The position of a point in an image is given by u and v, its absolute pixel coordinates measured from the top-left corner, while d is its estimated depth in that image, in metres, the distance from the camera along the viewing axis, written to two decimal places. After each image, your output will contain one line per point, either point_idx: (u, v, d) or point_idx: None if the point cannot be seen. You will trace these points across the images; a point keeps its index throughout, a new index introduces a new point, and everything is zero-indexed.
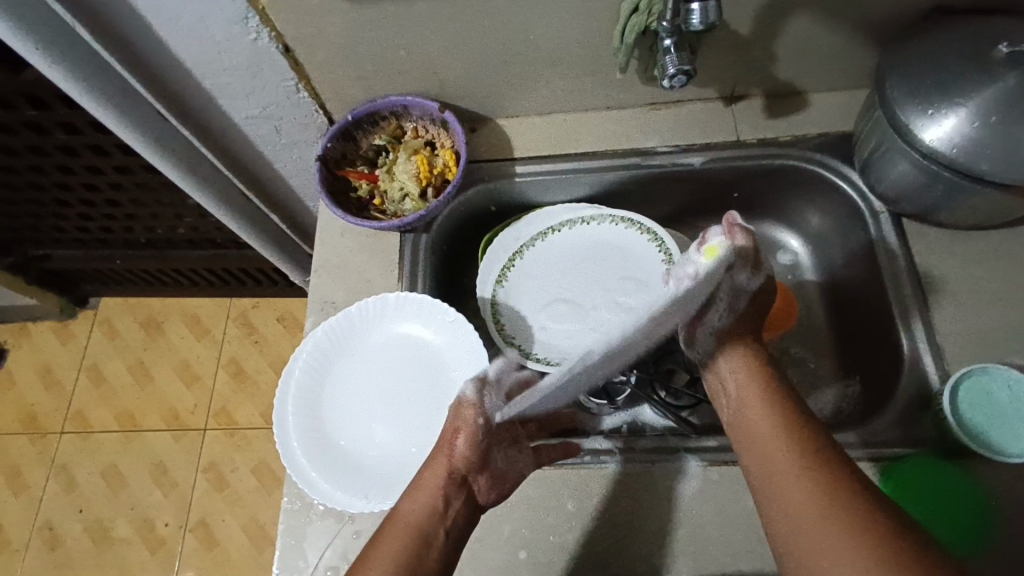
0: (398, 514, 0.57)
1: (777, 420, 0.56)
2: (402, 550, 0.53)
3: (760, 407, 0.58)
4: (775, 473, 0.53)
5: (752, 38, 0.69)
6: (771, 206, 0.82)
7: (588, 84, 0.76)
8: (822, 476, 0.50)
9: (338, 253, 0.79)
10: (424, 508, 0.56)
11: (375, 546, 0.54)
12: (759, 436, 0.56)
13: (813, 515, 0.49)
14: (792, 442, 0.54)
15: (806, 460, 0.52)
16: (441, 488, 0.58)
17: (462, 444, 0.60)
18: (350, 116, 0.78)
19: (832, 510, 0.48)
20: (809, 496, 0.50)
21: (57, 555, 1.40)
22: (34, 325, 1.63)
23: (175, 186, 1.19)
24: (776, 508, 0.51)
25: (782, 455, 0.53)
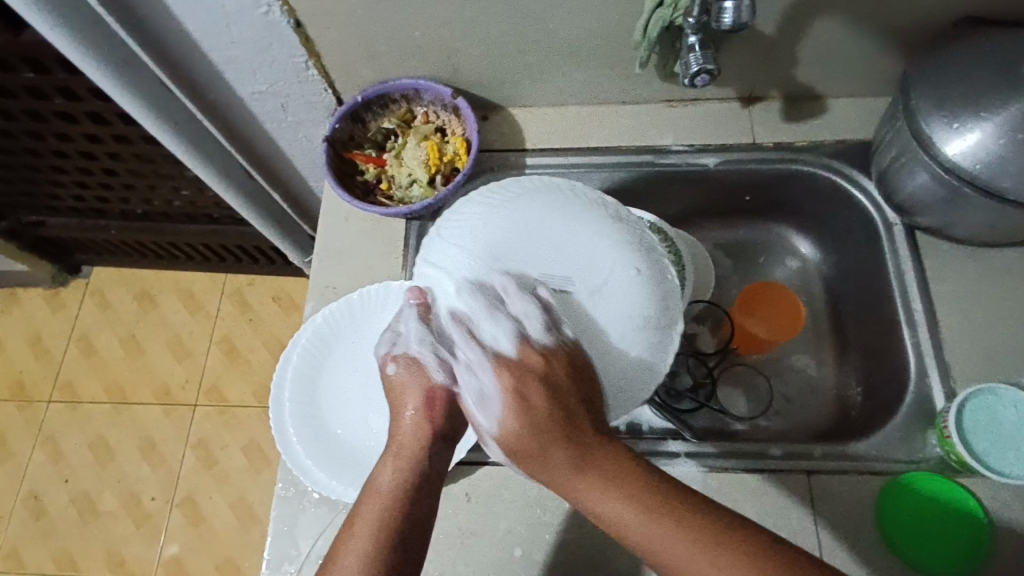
0: (370, 484, 0.52)
1: (615, 487, 0.49)
2: (381, 528, 0.49)
3: (521, 433, 0.50)
4: (622, 530, 0.48)
5: (777, 39, 0.67)
6: (782, 210, 0.81)
7: (605, 77, 0.75)
8: (696, 529, 0.47)
9: (342, 237, 0.77)
10: (404, 476, 0.52)
11: (349, 530, 0.50)
12: (574, 491, 0.49)
13: (672, 561, 0.46)
14: (614, 484, 0.49)
15: (624, 496, 0.48)
16: (413, 455, 0.53)
17: (421, 401, 0.55)
18: (360, 97, 0.76)
19: (689, 538, 0.46)
20: (666, 537, 0.47)
21: (42, 524, 1.39)
22: (25, 292, 1.61)
23: (174, 159, 1.16)
24: (656, 555, 0.47)
25: (618, 505, 0.48)
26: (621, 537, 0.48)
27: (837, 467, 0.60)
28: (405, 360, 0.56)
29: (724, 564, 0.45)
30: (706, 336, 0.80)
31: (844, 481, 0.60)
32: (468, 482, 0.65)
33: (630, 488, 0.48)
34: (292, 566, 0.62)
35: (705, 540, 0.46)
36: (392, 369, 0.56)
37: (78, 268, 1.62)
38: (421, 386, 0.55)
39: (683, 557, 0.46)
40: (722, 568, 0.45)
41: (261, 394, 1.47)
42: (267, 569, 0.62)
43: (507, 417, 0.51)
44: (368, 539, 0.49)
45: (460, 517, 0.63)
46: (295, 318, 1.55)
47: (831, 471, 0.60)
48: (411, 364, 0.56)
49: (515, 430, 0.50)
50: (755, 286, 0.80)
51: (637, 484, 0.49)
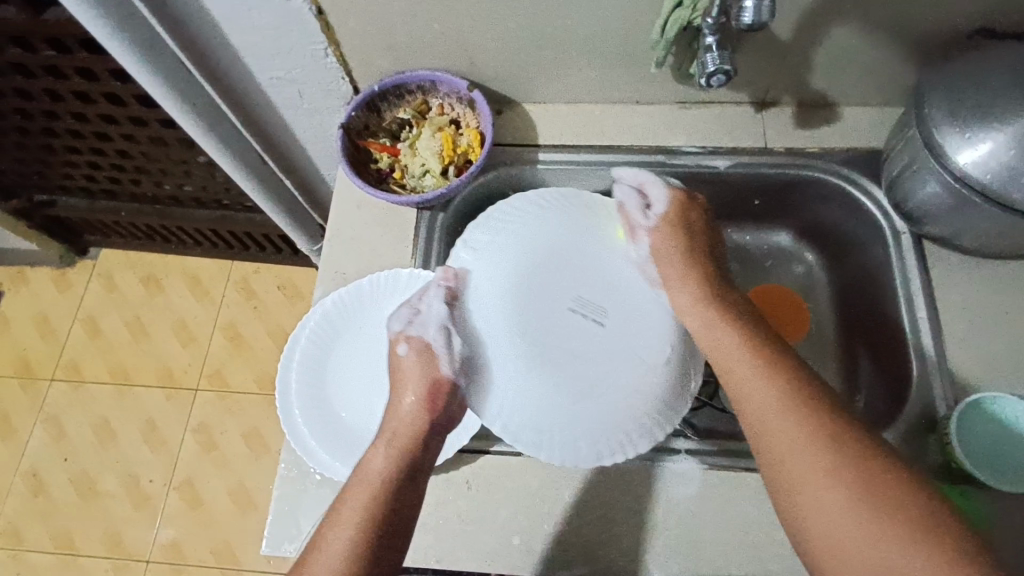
0: (363, 468, 0.54)
1: (783, 394, 0.52)
2: (368, 510, 0.51)
3: (722, 333, 0.57)
4: (765, 424, 0.51)
5: (792, 44, 0.68)
6: (790, 215, 0.81)
7: (619, 76, 0.75)
8: (851, 448, 0.48)
9: (354, 224, 0.78)
10: (392, 459, 0.54)
11: (335, 513, 0.51)
12: (747, 379, 0.54)
13: (799, 467, 0.49)
14: (783, 387, 0.52)
15: (802, 404, 0.51)
16: (411, 442, 0.55)
17: (422, 388, 0.57)
18: (377, 87, 0.76)
19: (814, 444, 0.49)
20: (799, 431, 0.50)
21: (40, 501, 1.40)
22: (33, 271, 1.62)
23: (188, 143, 1.17)
24: (777, 453, 0.50)
25: (765, 396, 0.52)
26: (752, 432, 0.52)
27: None
28: (417, 341, 0.59)
29: (841, 466, 0.47)
30: None
31: None
32: (470, 469, 0.65)
33: (796, 391, 0.52)
34: (293, 545, 0.63)
35: (827, 440, 0.49)
36: (402, 348, 0.59)
37: (86, 250, 1.63)
38: (428, 369, 0.58)
39: (801, 446, 0.49)
40: (832, 467, 0.47)
41: (263, 381, 1.48)
42: (267, 548, 0.63)
43: (714, 328, 0.58)
44: (355, 518, 0.51)
45: (459, 504, 0.64)
46: (299, 307, 1.55)
47: None
48: (422, 346, 0.59)
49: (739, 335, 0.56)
50: (766, 287, 0.82)
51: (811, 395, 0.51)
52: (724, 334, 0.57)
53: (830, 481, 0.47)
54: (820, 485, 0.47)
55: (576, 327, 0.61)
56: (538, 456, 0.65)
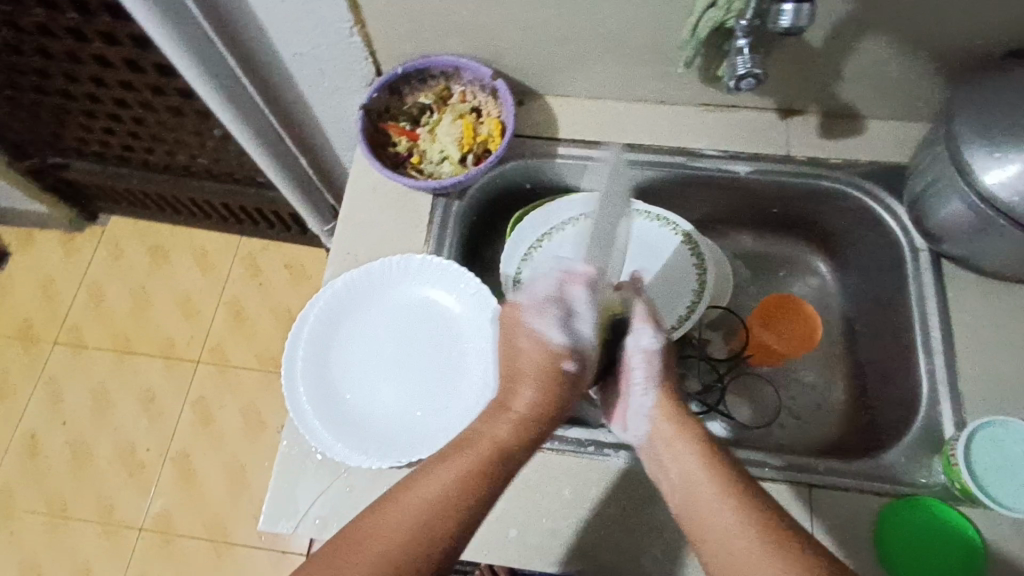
0: (483, 430, 0.56)
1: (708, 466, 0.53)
2: (480, 472, 0.53)
3: (671, 441, 0.56)
4: (712, 535, 0.50)
5: (823, 52, 0.67)
6: (807, 226, 0.81)
7: (645, 74, 0.75)
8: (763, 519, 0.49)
9: (368, 206, 0.77)
10: (513, 430, 0.56)
11: (448, 459, 0.53)
12: (692, 490, 0.53)
13: (724, 536, 0.50)
14: (730, 503, 0.51)
15: (748, 517, 0.49)
16: (537, 422, 0.57)
17: (546, 377, 0.59)
18: (400, 69, 0.76)
19: (740, 516, 0.50)
20: (745, 546, 0.48)
21: (36, 463, 1.40)
22: (41, 233, 1.62)
23: (204, 115, 1.17)
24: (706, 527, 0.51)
25: (713, 512, 0.51)
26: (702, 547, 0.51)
27: (836, 484, 0.61)
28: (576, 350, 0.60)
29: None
30: (718, 343, 0.80)
31: (843, 498, 0.60)
32: None
33: (736, 487, 0.51)
34: (289, 523, 0.63)
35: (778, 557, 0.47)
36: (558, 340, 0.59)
37: (95, 215, 1.63)
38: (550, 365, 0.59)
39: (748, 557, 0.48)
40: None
41: (264, 359, 1.48)
42: (263, 524, 0.63)
43: (668, 442, 0.56)
44: (466, 470, 0.52)
45: None
46: (304, 287, 1.55)
47: (830, 486, 0.61)
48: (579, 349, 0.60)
49: (671, 409, 0.58)
50: (768, 300, 0.78)
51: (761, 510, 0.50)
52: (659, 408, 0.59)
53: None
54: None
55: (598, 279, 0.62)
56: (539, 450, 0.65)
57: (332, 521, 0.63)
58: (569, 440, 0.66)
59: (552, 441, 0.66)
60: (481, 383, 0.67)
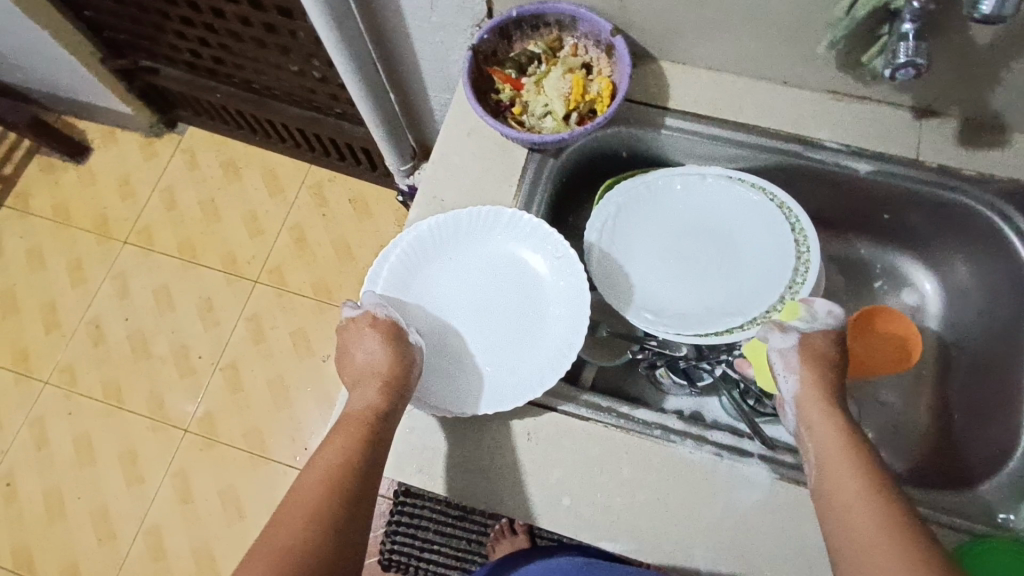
0: (350, 413, 0.58)
1: (856, 476, 0.50)
2: (348, 447, 0.55)
3: (818, 402, 0.56)
4: (836, 493, 0.51)
5: (987, 51, 0.61)
6: (918, 238, 0.75)
7: (777, 50, 0.69)
8: (904, 537, 0.46)
9: (461, 151, 0.75)
10: (381, 391, 0.58)
11: (326, 445, 0.55)
12: (829, 450, 0.53)
13: (862, 542, 0.47)
14: (863, 474, 0.50)
15: (874, 488, 0.49)
16: (390, 391, 0.58)
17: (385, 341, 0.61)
18: (515, 13, 0.72)
19: (881, 528, 0.47)
20: (865, 513, 0.48)
21: (97, 351, 1.47)
22: (123, 132, 1.66)
23: (298, 36, 1.15)
24: (843, 533, 0.49)
25: (845, 474, 0.51)
26: (824, 500, 0.51)
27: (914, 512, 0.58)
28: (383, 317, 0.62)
29: (904, 553, 0.45)
30: None
31: None
32: (534, 421, 0.64)
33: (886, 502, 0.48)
34: None
35: (890, 529, 0.47)
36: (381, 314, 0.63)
37: (175, 123, 1.65)
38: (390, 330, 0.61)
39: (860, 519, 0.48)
40: (887, 551, 0.46)
41: (319, 287, 1.50)
42: None
43: (812, 405, 0.56)
44: (342, 456, 0.54)
45: (517, 452, 0.63)
46: (367, 225, 1.56)
47: None
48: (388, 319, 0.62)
49: (831, 417, 0.55)
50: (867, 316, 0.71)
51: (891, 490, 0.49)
52: (816, 415, 0.55)
53: (890, 558, 0.45)
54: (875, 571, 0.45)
55: (703, 248, 0.75)
56: (604, 425, 0.64)
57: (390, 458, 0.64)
58: (635, 420, 0.64)
59: (619, 419, 0.64)
60: (554, 347, 0.66)
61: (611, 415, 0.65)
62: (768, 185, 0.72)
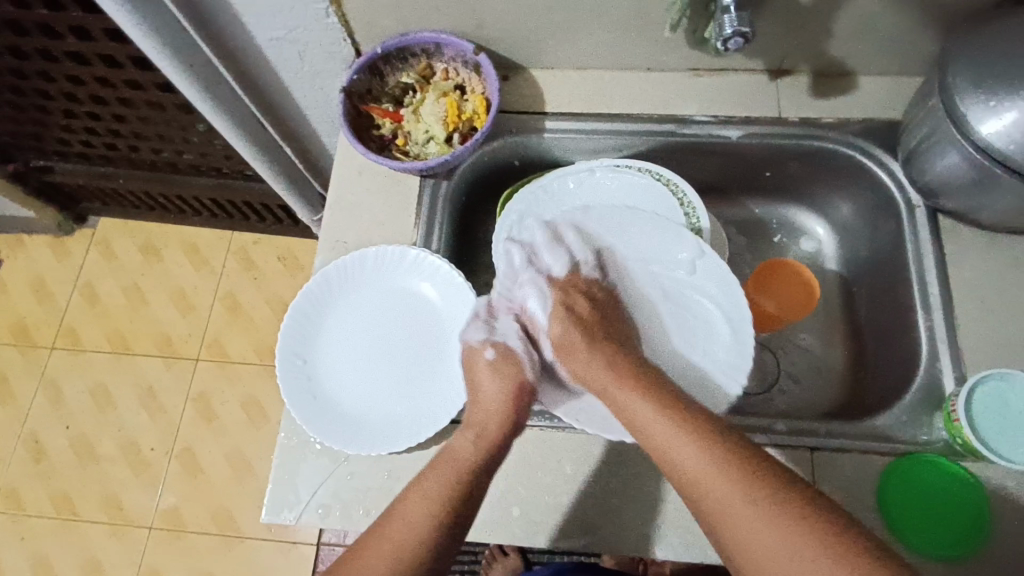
0: (449, 450, 0.58)
1: (671, 425, 0.55)
2: (449, 490, 0.55)
3: (626, 394, 0.59)
4: (662, 450, 0.54)
5: (813, 8, 0.65)
6: (802, 189, 0.79)
7: (632, 40, 0.73)
8: (728, 465, 0.51)
9: (355, 191, 0.76)
10: (476, 448, 0.58)
11: (416, 485, 0.55)
12: (663, 440, 0.54)
13: (691, 481, 0.52)
14: (676, 420, 0.55)
15: (689, 429, 0.54)
16: (492, 430, 0.59)
17: (504, 381, 0.63)
18: (380, 49, 0.74)
19: (705, 463, 0.51)
20: (731, 494, 0.49)
21: (40, 467, 1.40)
22: (29, 237, 1.60)
23: (185, 108, 1.14)
24: (678, 474, 0.53)
25: (694, 458, 0.52)
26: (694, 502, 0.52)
27: (840, 446, 0.60)
28: (502, 347, 0.66)
29: (783, 515, 0.47)
30: None
31: (847, 459, 0.60)
32: None
33: (704, 437, 0.53)
34: (292, 513, 0.63)
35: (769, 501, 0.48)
36: (488, 353, 0.66)
37: (84, 217, 1.61)
38: (511, 372, 0.65)
39: (736, 508, 0.49)
40: (787, 529, 0.46)
41: (262, 351, 1.47)
42: (266, 515, 0.63)
43: (624, 398, 0.59)
44: (441, 497, 0.54)
45: None
46: (299, 279, 1.54)
47: (833, 450, 0.60)
48: (506, 353, 0.66)
49: (629, 388, 0.60)
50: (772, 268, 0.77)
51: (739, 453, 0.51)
52: (617, 389, 0.61)
53: (724, 489, 0.50)
54: (757, 536, 0.47)
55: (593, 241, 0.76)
56: (539, 428, 0.65)
57: (335, 509, 0.63)
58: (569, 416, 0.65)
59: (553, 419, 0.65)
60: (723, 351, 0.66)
61: (544, 418, 0.66)
62: (652, 166, 0.75)
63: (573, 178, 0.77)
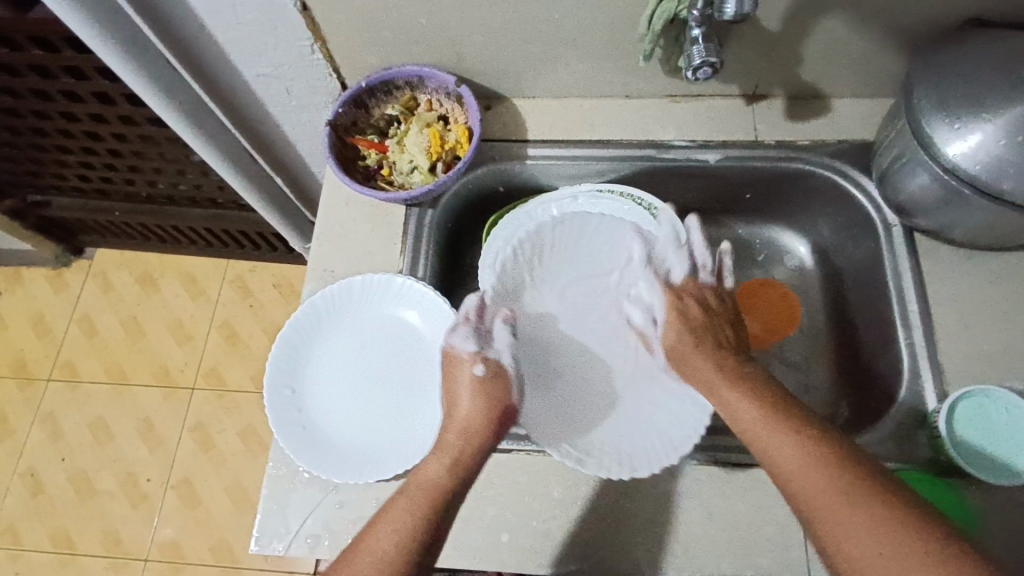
0: (421, 474, 0.56)
1: (768, 412, 0.54)
2: (420, 519, 0.53)
3: (732, 393, 0.57)
4: (752, 431, 0.54)
5: (782, 35, 0.67)
6: (783, 209, 0.81)
7: (609, 69, 0.75)
8: (829, 459, 0.50)
9: (342, 222, 0.77)
10: (449, 472, 0.56)
11: (386, 513, 0.54)
12: (759, 431, 0.54)
13: (786, 466, 0.51)
14: (765, 405, 0.55)
15: (779, 419, 0.53)
16: (469, 453, 0.57)
17: (487, 402, 0.60)
18: (364, 83, 0.76)
19: (802, 451, 0.51)
20: (835, 493, 0.48)
21: (38, 501, 1.40)
22: (28, 271, 1.62)
23: (178, 142, 1.16)
24: (766, 456, 0.52)
25: (792, 453, 0.51)
26: (789, 495, 0.51)
27: None
28: (493, 363, 0.62)
29: (893, 528, 0.45)
30: None
31: None
32: None
33: (800, 426, 0.52)
34: (282, 544, 0.63)
35: (865, 506, 0.47)
36: (478, 368, 0.61)
37: (81, 249, 1.62)
38: (500, 394, 0.61)
39: (851, 524, 0.46)
40: (894, 538, 0.45)
41: (259, 379, 1.48)
42: (255, 546, 0.63)
43: (721, 386, 0.59)
44: (408, 525, 0.53)
45: None
46: (295, 305, 1.55)
47: None
48: (497, 370, 0.62)
49: (720, 369, 0.60)
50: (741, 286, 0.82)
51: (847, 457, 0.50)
52: (702, 370, 0.61)
53: (824, 481, 0.49)
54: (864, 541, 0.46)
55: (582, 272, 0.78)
56: (526, 452, 0.65)
57: (324, 539, 0.63)
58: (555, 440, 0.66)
59: (540, 443, 0.66)
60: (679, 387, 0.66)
61: (531, 441, 0.66)
62: (634, 191, 0.76)
63: (556, 203, 0.78)
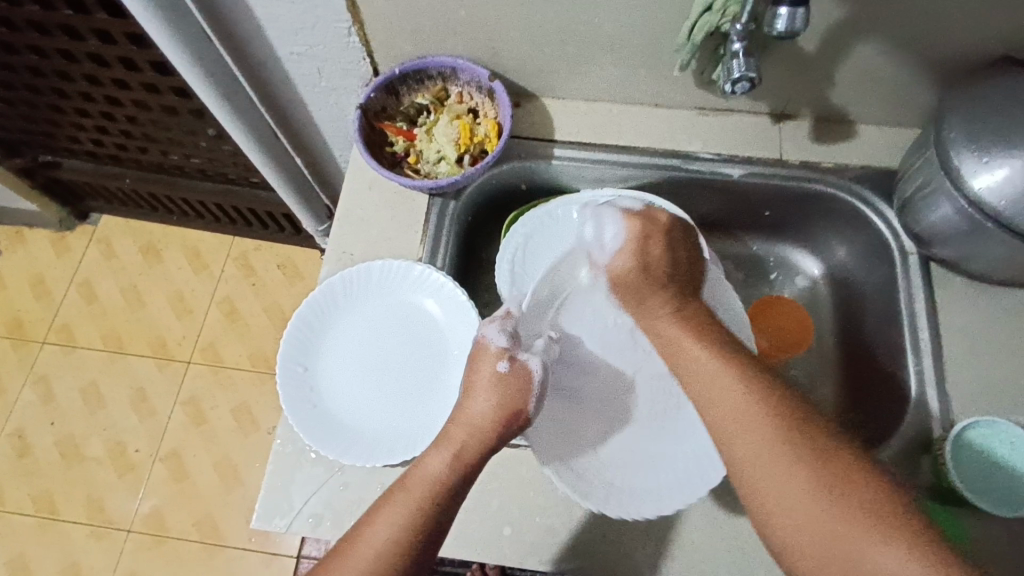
0: (420, 469, 0.54)
1: (732, 373, 0.55)
2: (418, 514, 0.52)
3: (683, 337, 0.60)
4: (707, 387, 0.56)
5: (817, 57, 0.68)
6: (799, 229, 0.82)
7: (642, 76, 0.75)
8: (784, 421, 0.51)
9: (364, 207, 0.78)
10: (450, 469, 0.54)
11: (384, 505, 0.53)
12: (702, 373, 0.56)
13: (731, 424, 0.53)
14: (730, 366, 0.56)
15: (743, 377, 0.55)
16: (471, 452, 0.55)
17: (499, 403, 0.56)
18: (397, 70, 0.76)
19: (758, 412, 0.52)
20: (769, 444, 0.51)
21: (23, 463, 1.39)
22: (31, 231, 1.61)
23: (198, 114, 1.16)
24: (720, 416, 0.54)
25: (738, 404, 0.53)
26: (721, 436, 0.54)
27: None
28: (518, 362, 0.58)
29: (834, 494, 0.48)
30: None
31: None
32: None
33: (758, 387, 0.54)
34: (283, 521, 0.63)
35: (794, 448, 0.50)
36: (502, 365, 0.58)
37: (86, 214, 1.61)
38: (516, 394, 0.57)
39: (793, 484, 0.49)
40: (840, 507, 0.47)
41: (257, 358, 1.48)
42: (256, 522, 0.63)
43: (682, 342, 0.59)
44: (406, 520, 0.51)
45: None
46: (297, 288, 1.55)
47: None
48: (521, 370, 0.58)
49: (685, 329, 0.60)
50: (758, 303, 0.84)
51: (792, 402, 0.53)
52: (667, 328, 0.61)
53: (772, 445, 0.51)
54: (805, 505, 0.48)
55: None
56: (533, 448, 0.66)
57: (327, 519, 0.63)
58: None
59: None
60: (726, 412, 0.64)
61: None
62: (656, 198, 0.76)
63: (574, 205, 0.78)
